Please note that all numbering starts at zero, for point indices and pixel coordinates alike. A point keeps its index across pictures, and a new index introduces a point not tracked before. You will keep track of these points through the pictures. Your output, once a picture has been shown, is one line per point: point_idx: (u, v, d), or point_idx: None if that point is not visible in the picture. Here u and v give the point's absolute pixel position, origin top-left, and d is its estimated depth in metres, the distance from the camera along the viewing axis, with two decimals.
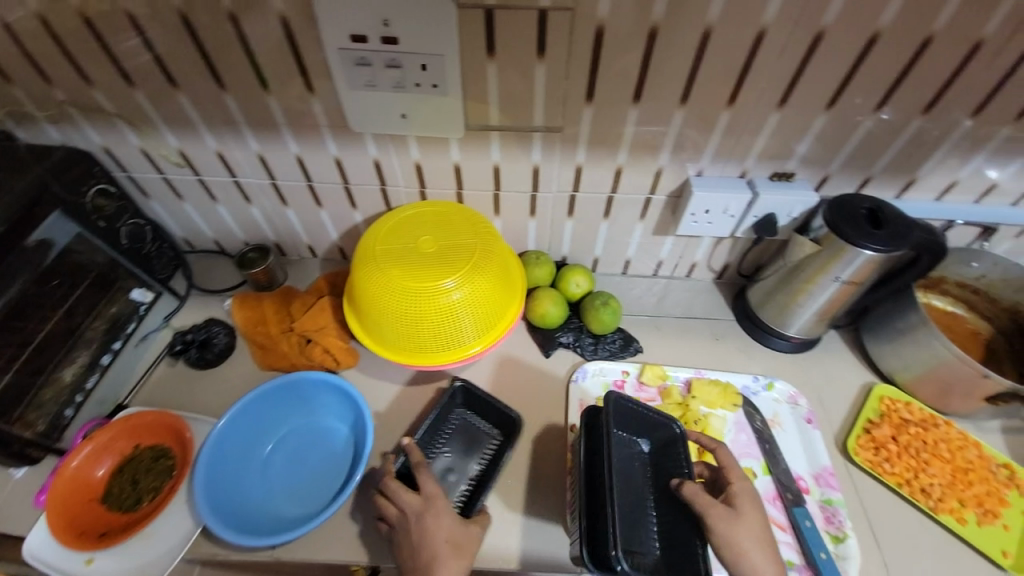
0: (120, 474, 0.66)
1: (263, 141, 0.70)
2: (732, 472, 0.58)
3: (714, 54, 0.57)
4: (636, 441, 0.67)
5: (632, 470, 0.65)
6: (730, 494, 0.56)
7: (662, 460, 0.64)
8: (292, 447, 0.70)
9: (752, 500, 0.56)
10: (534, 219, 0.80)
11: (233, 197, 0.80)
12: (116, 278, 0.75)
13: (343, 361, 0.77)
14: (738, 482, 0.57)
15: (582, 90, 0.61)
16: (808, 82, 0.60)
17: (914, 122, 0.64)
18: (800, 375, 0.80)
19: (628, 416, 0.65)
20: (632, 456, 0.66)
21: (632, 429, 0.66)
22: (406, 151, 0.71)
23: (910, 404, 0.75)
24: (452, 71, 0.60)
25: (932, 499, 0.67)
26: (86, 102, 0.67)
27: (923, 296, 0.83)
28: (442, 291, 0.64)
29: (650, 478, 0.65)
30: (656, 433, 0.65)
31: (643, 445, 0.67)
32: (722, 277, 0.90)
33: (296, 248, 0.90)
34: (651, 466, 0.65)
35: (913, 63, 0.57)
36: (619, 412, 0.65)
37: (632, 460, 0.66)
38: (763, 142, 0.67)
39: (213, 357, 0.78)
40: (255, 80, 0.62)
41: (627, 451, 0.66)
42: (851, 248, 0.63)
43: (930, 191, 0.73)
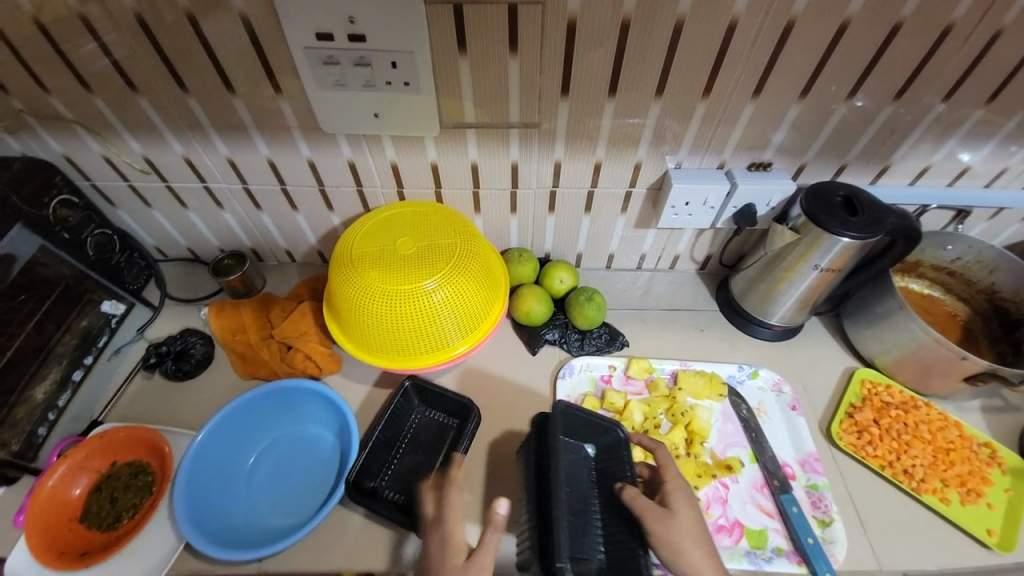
0: (98, 492, 0.65)
1: (233, 145, 0.68)
2: (667, 472, 0.59)
3: (687, 44, 0.57)
4: (581, 447, 0.67)
5: (578, 476, 0.65)
6: (666, 493, 0.57)
7: (606, 466, 0.65)
8: (276, 458, 0.69)
9: (685, 496, 0.57)
10: (516, 216, 0.79)
11: (204, 203, 0.78)
12: (85, 291, 0.72)
13: (326, 367, 0.75)
14: (671, 480, 0.58)
15: (557, 84, 0.60)
16: (783, 71, 0.60)
17: (886, 108, 0.64)
18: (783, 362, 0.80)
19: (575, 424, 0.66)
20: (578, 462, 0.66)
21: (576, 435, 0.67)
22: (381, 151, 0.69)
23: (891, 387, 0.76)
24: (424, 68, 0.58)
25: (915, 480, 0.68)
26: (43, 109, 0.64)
27: (901, 280, 0.85)
28: (423, 292, 0.63)
29: (593, 483, 0.65)
30: (601, 437, 0.66)
31: (589, 450, 0.67)
32: (705, 268, 0.90)
33: (274, 253, 0.88)
34: (596, 472, 0.66)
35: (884, 49, 0.58)
36: (566, 421, 0.65)
37: (576, 466, 0.66)
38: (740, 132, 0.67)
39: (191, 367, 0.76)
40: (220, 82, 0.60)
41: (574, 458, 0.66)
42: (829, 236, 0.63)
43: (905, 176, 0.74)
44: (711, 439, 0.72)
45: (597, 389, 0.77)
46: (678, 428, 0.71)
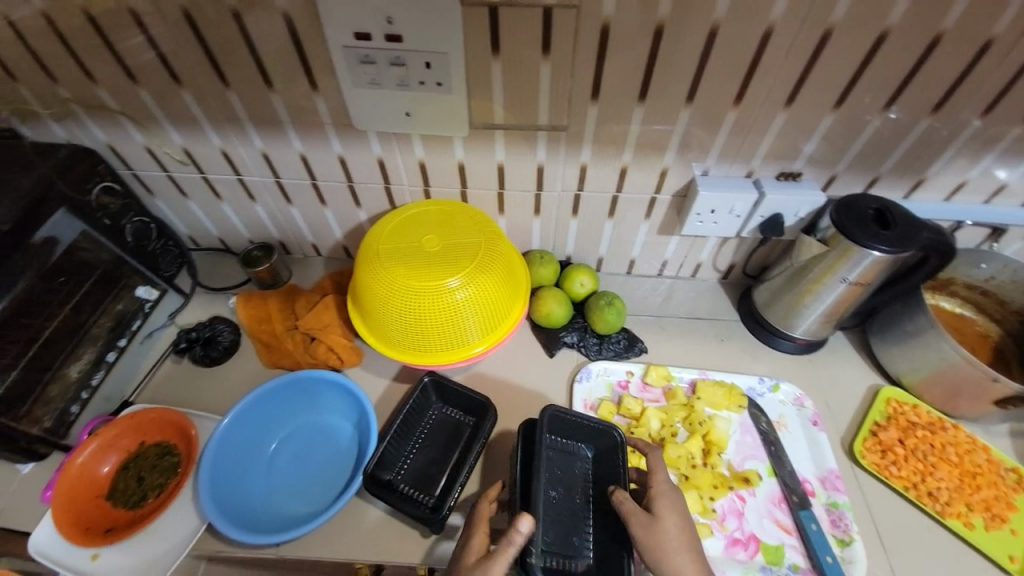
0: (125, 470, 0.67)
1: (268, 139, 0.70)
2: (656, 476, 0.59)
3: (720, 52, 0.57)
4: (579, 448, 0.67)
5: (570, 475, 0.65)
6: (652, 498, 0.57)
7: (603, 468, 0.65)
8: (296, 446, 0.70)
9: (669, 501, 0.56)
10: (538, 218, 0.80)
11: (237, 195, 0.80)
12: (121, 276, 0.75)
13: (347, 360, 0.77)
14: (658, 484, 0.58)
15: (587, 88, 0.61)
16: (817, 81, 0.59)
17: (922, 121, 0.63)
18: (806, 376, 0.79)
19: (568, 425, 0.65)
20: (573, 462, 0.66)
21: (573, 436, 0.67)
22: (410, 149, 0.70)
23: (917, 407, 0.74)
24: (456, 69, 0.59)
25: (939, 503, 0.66)
26: (91, 99, 0.67)
27: (931, 297, 0.82)
28: (446, 290, 0.63)
29: (589, 485, 0.65)
30: (597, 440, 0.66)
31: (587, 451, 0.67)
32: (728, 277, 0.89)
33: (301, 246, 0.90)
34: (592, 474, 0.65)
35: (923, 61, 0.57)
36: (553, 422, 0.65)
37: (571, 466, 0.66)
38: (770, 142, 0.66)
39: (218, 354, 0.78)
40: (259, 78, 0.62)
41: (568, 458, 0.66)
42: (858, 249, 0.62)
43: (939, 191, 0.72)
44: (729, 451, 0.71)
45: (614, 394, 0.76)
46: (695, 438, 0.70)
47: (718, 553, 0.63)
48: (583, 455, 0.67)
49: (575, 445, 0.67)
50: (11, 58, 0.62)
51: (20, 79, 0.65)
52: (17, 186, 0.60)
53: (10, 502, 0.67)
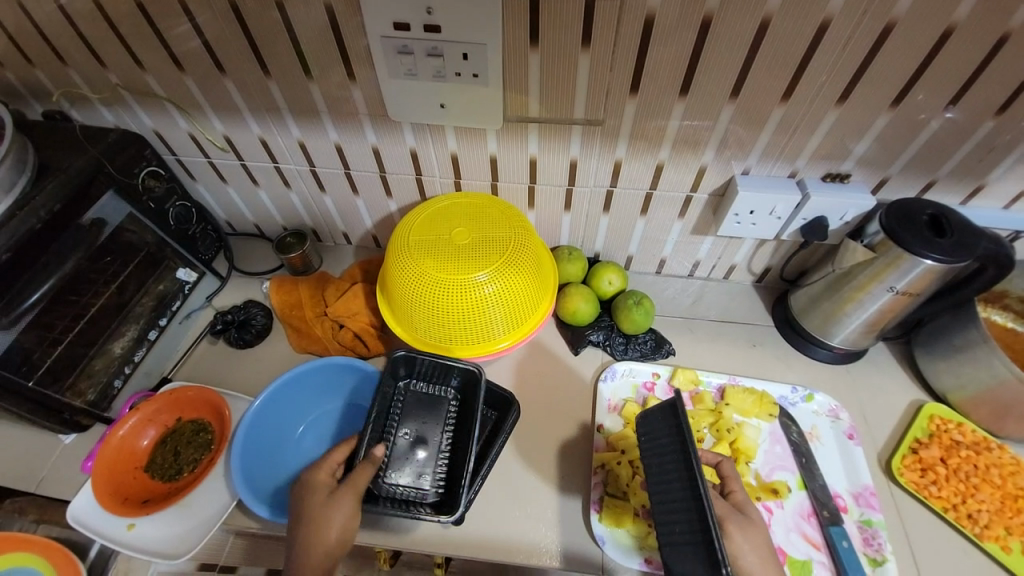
0: (163, 445, 0.70)
1: (304, 128, 0.71)
2: (735, 483, 0.57)
3: (770, 46, 0.54)
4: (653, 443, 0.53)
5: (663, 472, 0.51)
6: (738, 502, 0.55)
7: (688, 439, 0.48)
8: (322, 430, 0.72)
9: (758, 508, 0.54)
10: (569, 213, 0.79)
11: (273, 182, 0.82)
12: (164, 258, 0.78)
13: (374, 348, 0.78)
14: (739, 491, 0.56)
15: (626, 81, 0.59)
16: (872, 79, 0.56)
17: (986, 124, 0.59)
18: (841, 387, 0.76)
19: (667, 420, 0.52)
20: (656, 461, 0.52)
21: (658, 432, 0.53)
22: (443, 141, 0.70)
23: (962, 425, 0.70)
24: (494, 60, 0.59)
25: (978, 526, 0.63)
26: (139, 86, 0.69)
27: (983, 310, 0.77)
28: (474, 284, 0.63)
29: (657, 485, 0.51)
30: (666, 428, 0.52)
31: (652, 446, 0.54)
32: (762, 281, 0.86)
33: (332, 234, 0.92)
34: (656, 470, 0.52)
35: (990, 60, 0.53)
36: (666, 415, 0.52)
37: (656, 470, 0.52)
38: (817, 141, 0.63)
39: (251, 337, 0.80)
40: (297, 66, 0.63)
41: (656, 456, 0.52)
42: (910, 257, 0.59)
43: (1000, 198, 0.67)
44: (757, 460, 0.69)
45: (639, 395, 0.75)
46: (722, 445, 0.68)
47: None
48: (451, 393, 0.69)
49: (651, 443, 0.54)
50: (65, 42, 0.65)
51: (73, 64, 0.68)
52: (68, 168, 0.63)
53: (53, 470, 0.71)
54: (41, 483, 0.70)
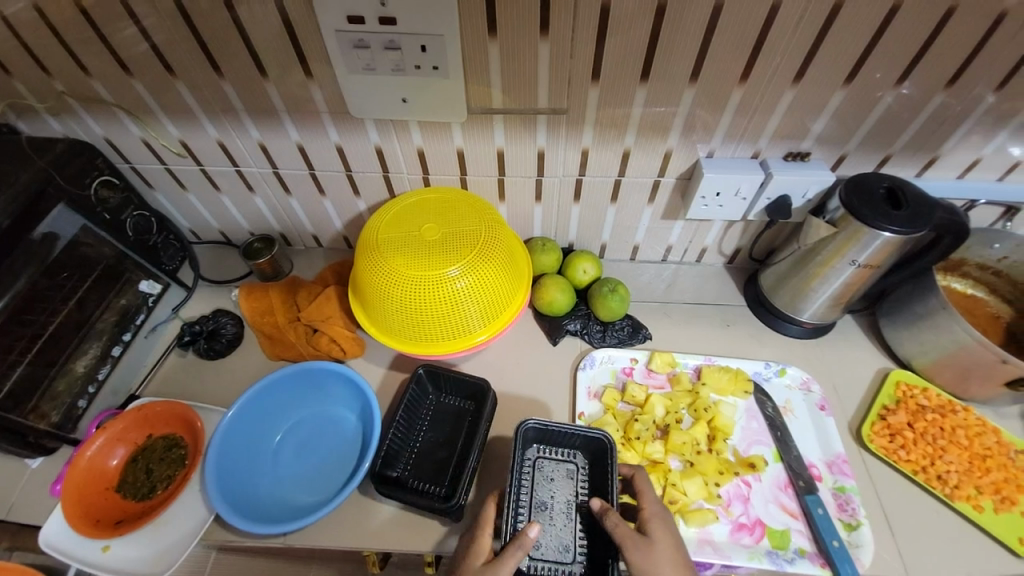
0: (134, 463, 0.68)
1: (263, 129, 0.69)
2: (645, 498, 0.58)
3: (725, 28, 0.55)
4: (572, 455, 0.66)
5: (595, 478, 0.63)
6: (644, 521, 0.55)
7: (599, 469, 0.63)
8: (301, 437, 0.71)
9: (663, 524, 0.55)
10: (540, 204, 0.79)
11: (236, 187, 0.79)
12: (125, 270, 0.75)
13: (349, 351, 0.76)
14: (649, 505, 0.57)
15: (587, 69, 0.59)
16: (824, 57, 0.57)
17: (936, 97, 0.61)
18: (813, 360, 0.78)
19: (548, 435, 0.65)
20: (565, 468, 0.65)
21: (566, 444, 0.65)
22: (408, 136, 0.69)
23: (927, 389, 0.73)
24: (452, 52, 0.58)
25: (948, 486, 0.65)
26: (85, 92, 0.66)
27: (943, 279, 0.81)
28: (447, 279, 0.63)
29: (585, 488, 0.63)
30: (590, 443, 0.64)
31: (582, 460, 0.65)
32: (733, 262, 0.88)
33: (301, 237, 0.90)
34: (588, 477, 0.64)
35: (937, 34, 0.54)
36: (530, 435, 0.64)
37: (567, 476, 0.64)
38: (777, 121, 0.64)
39: (223, 346, 0.79)
40: (253, 66, 0.61)
41: (561, 464, 0.65)
42: (869, 230, 0.61)
43: (952, 169, 0.70)
44: (734, 437, 0.71)
45: (618, 381, 0.76)
46: (700, 424, 0.70)
47: (722, 539, 0.63)
48: (468, 409, 0.71)
49: (582, 456, 0.65)
50: (3, 51, 0.61)
51: (14, 72, 0.64)
52: (14, 182, 0.60)
53: (22, 495, 0.68)
54: (11, 509, 0.67)
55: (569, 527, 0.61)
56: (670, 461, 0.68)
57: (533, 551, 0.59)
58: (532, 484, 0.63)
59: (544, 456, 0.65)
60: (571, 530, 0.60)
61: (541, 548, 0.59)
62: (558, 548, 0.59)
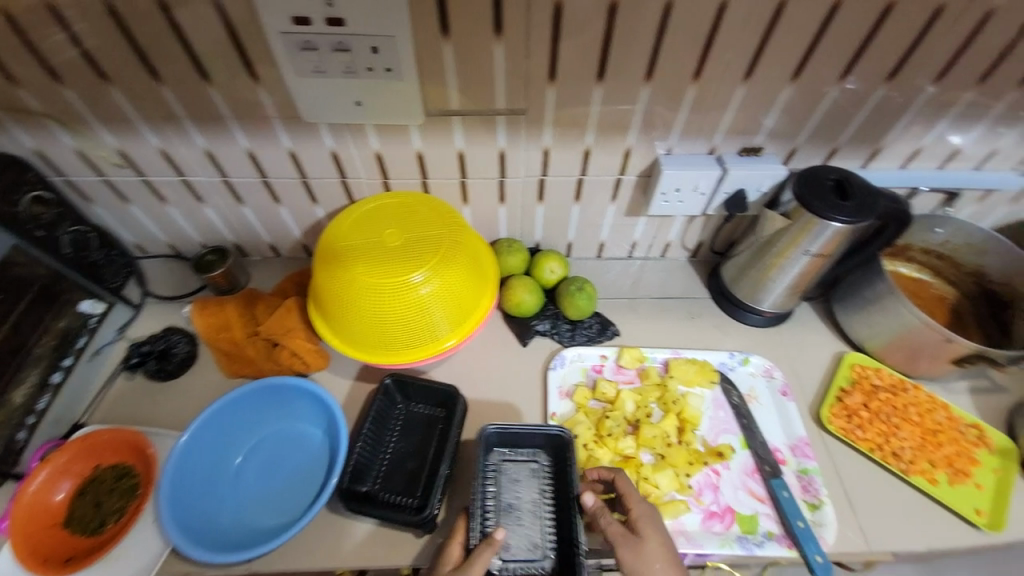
0: (82, 497, 0.63)
1: (209, 136, 0.66)
2: (632, 498, 0.58)
3: (678, 26, 0.55)
4: (535, 454, 0.66)
5: (558, 474, 0.64)
6: (632, 520, 0.57)
7: (561, 465, 0.64)
8: (264, 457, 0.68)
9: (652, 522, 0.56)
10: (504, 205, 0.78)
11: (183, 198, 0.75)
12: (62, 291, 0.70)
13: (313, 364, 0.73)
14: (636, 505, 0.58)
15: (544, 69, 0.59)
16: (772, 55, 0.59)
17: (878, 90, 0.63)
18: (775, 348, 0.81)
19: (509, 436, 0.65)
20: (529, 468, 0.65)
21: (527, 443, 0.66)
22: (365, 140, 0.67)
23: (879, 369, 0.76)
24: (406, 53, 0.56)
25: (903, 462, 0.69)
26: (7, 101, 0.61)
27: (890, 264, 0.85)
28: (411, 286, 0.61)
29: (550, 485, 0.64)
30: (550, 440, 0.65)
31: (545, 457, 0.66)
32: (696, 255, 0.90)
33: (258, 248, 0.86)
34: (551, 473, 0.65)
35: (876, 31, 0.57)
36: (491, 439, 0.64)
37: (531, 476, 0.65)
38: (731, 117, 0.66)
39: (174, 367, 0.75)
40: (193, 69, 0.58)
41: (524, 464, 0.65)
42: (819, 221, 0.63)
43: (895, 159, 0.73)
44: (702, 427, 0.72)
45: (589, 378, 0.76)
46: (669, 417, 0.71)
47: (695, 528, 0.64)
48: (439, 417, 0.69)
49: (545, 454, 0.66)
50: None
51: None
52: None
53: None
54: None
55: (537, 524, 0.62)
56: (641, 456, 0.69)
57: (504, 553, 0.60)
58: (497, 488, 0.64)
59: (507, 459, 0.66)
60: (539, 527, 0.61)
61: (512, 549, 0.60)
62: (527, 547, 0.60)
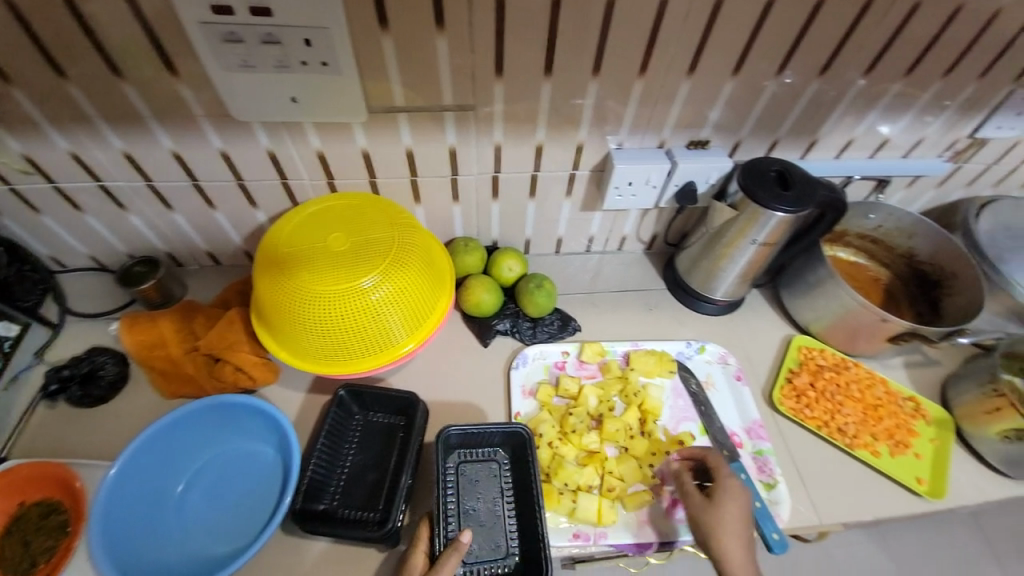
0: (8, 536, 0.58)
1: (128, 137, 0.60)
2: (722, 471, 0.61)
3: (622, 20, 0.55)
4: (493, 453, 0.65)
5: (517, 471, 0.64)
6: (718, 488, 0.60)
7: (522, 462, 0.63)
8: (209, 481, 0.63)
9: (736, 495, 0.59)
10: (458, 204, 0.76)
11: (103, 205, 0.69)
12: None
13: (260, 379, 0.69)
14: (728, 478, 0.60)
15: (490, 63, 0.57)
16: (713, 49, 0.60)
17: (812, 84, 0.66)
18: (728, 335, 0.83)
19: (468, 437, 0.64)
20: (489, 469, 0.64)
21: (486, 442, 0.65)
22: (304, 139, 0.63)
23: (824, 350, 0.80)
24: (342, 46, 0.53)
25: (848, 437, 0.73)
26: None
27: (830, 249, 0.89)
28: (361, 292, 0.59)
29: (511, 483, 0.63)
30: (509, 438, 0.64)
31: (504, 454, 0.65)
32: (652, 248, 0.91)
33: (194, 256, 0.80)
34: (511, 470, 0.64)
35: (808, 26, 0.59)
36: (451, 440, 0.63)
37: (491, 476, 0.64)
38: (678, 111, 0.67)
39: (102, 391, 0.68)
40: (102, 64, 0.52)
41: (483, 465, 0.64)
42: (764, 211, 0.65)
43: (831, 149, 0.77)
44: (663, 417, 0.73)
45: (552, 375, 0.76)
46: (631, 409, 0.72)
47: (659, 517, 0.65)
48: (399, 424, 0.67)
49: (503, 452, 0.65)
50: None
51: None
52: None
53: None
54: None
55: (500, 525, 0.61)
56: (606, 449, 0.70)
57: (468, 557, 0.59)
58: (458, 491, 0.62)
59: (466, 460, 0.64)
60: (502, 527, 0.61)
61: (476, 551, 0.59)
62: (491, 548, 0.59)
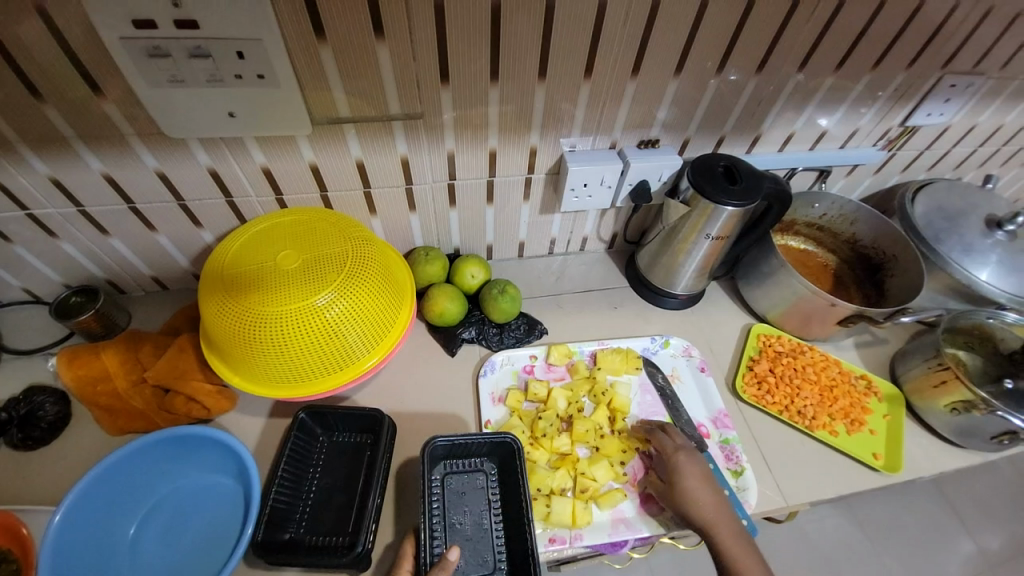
0: None
1: (54, 161, 0.57)
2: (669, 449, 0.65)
3: (563, 24, 0.55)
4: (481, 464, 0.65)
5: (504, 481, 0.63)
6: (673, 466, 0.63)
7: (507, 472, 0.63)
8: (165, 519, 0.60)
9: (690, 468, 0.62)
10: (416, 214, 0.75)
11: (31, 234, 0.64)
12: None
13: (215, 407, 0.66)
14: (675, 453, 0.64)
15: (435, 70, 0.57)
16: (655, 50, 0.61)
17: (751, 81, 0.68)
18: (691, 328, 0.85)
19: (453, 449, 0.63)
20: (475, 481, 0.64)
21: (472, 454, 0.64)
22: (248, 155, 0.61)
23: (781, 336, 0.83)
24: (279, 58, 0.51)
25: (807, 419, 0.75)
26: None
27: (782, 239, 0.93)
28: (315, 311, 0.56)
29: (496, 494, 0.63)
30: (495, 449, 0.64)
31: (491, 465, 0.65)
32: (613, 246, 0.92)
33: (138, 281, 0.76)
34: (497, 481, 0.64)
35: (742, 24, 0.61)
36: (437, 453, 0.62)
37: (479, 487, 0.63)
38: (626, 111, 0.68)
39: (42, 433, 0.64)
40: (15, 84, 0.49)
41: (469, 477, 0.64)
42: (714, 206, 0.66)
43: (774, 143, 0.79)
44: (632, 412, 0.74)
45: (520, 381, 0.75)
46: (600, 408, 0.72)
47: (633, 514, 0.65)
48: (362, 443, 0.65)
49: (490, 463, 0.65)
50: None
51: None
52: None
53: None
54: None
55: (487, 538, 0.60)
56: (577, 450, 0.70)
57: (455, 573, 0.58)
58: (443, 505, 0.62)
59: (452, 472, 0.64)
60: (489, 541, 0.60)
61: (462, 567, 0.58)
62: (477, 563, 0.58)
